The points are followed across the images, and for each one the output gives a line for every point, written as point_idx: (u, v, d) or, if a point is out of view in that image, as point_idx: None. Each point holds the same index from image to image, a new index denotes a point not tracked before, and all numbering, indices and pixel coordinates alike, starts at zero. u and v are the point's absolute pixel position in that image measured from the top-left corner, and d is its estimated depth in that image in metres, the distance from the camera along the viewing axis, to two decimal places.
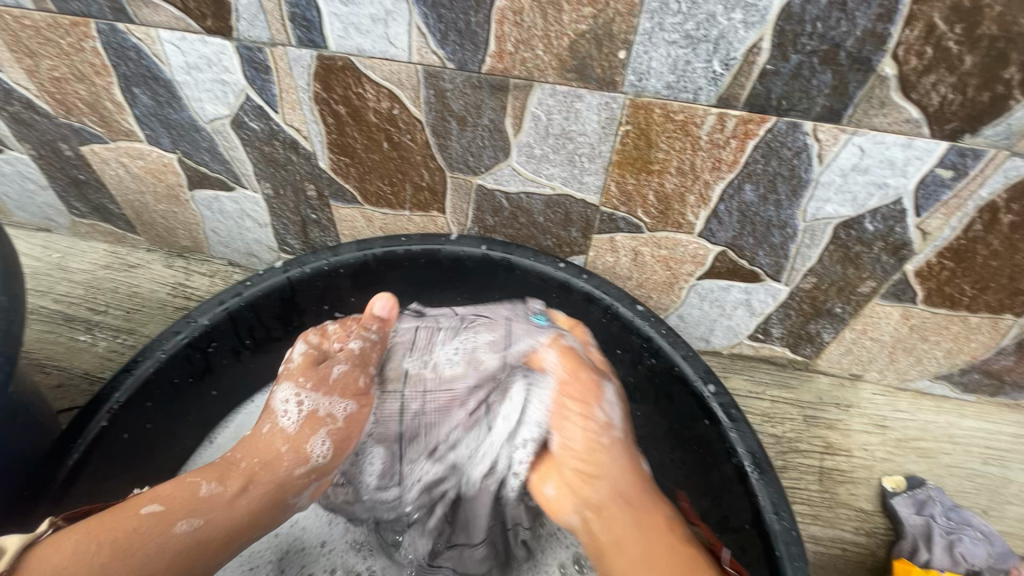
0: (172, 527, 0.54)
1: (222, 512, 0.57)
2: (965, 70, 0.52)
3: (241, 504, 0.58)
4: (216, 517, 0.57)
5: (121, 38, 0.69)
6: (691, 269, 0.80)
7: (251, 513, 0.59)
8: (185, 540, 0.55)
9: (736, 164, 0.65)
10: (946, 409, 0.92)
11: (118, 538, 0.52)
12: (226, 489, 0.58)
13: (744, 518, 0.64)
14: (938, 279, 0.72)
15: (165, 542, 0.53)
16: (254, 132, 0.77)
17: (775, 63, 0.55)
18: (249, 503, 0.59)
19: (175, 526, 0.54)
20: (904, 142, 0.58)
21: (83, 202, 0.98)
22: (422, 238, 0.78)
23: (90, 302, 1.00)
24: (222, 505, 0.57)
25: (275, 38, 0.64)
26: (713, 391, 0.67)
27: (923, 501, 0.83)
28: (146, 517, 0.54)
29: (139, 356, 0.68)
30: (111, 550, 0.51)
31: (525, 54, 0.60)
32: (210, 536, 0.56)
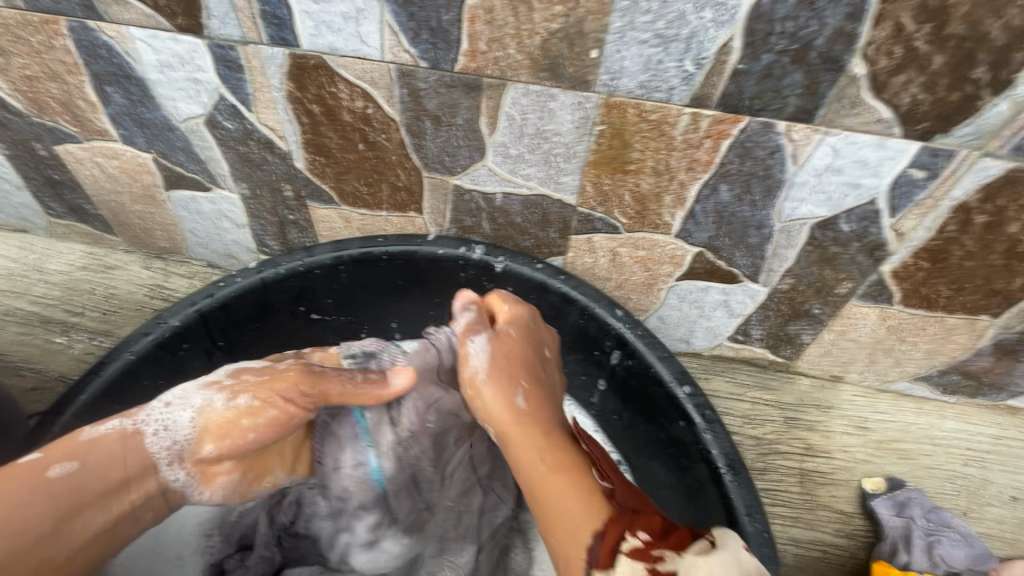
0: (47, 473, 0.53)
1: (104, 458, 0.56)
2: (935, 70, 0.52)
3: (124, 452, 0.57)
4: (99, 463, 0.55)
5: (92, 36, 0.68)
6: (670, 270, 0.80)
7: (128, 470, 0.57)
8: (59, 485, 0.53)
9: (711, 164, 0.65)
10: (927, 411, 0.92)
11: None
12: (118, 437, 0.58)
13: (718, 521, 0.63)
14: (914, 280, 0.72)
15: (38, 489, 0.52)
16: (229, 132, 0.76)
17: (746, 63, 0.55)
18: (133, 456, 0.58)
19: (49, 473, 0.53)
20: (876, 142, 0.58)
21: (59, 203, 0.97)
22: (399, 239, 0.77)
23: (66, 303, 0.99)
24: (106, 455, 0.56)
25: (246, 36, 0.63)
26: (688, 392, 0.67)
27: (903, 503, 0.83)
28: (22, 466, 0.53)
29: (106, 358, 0.67)
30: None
31: (497, 53, 0.59)
32: (90, 485, 0.54)
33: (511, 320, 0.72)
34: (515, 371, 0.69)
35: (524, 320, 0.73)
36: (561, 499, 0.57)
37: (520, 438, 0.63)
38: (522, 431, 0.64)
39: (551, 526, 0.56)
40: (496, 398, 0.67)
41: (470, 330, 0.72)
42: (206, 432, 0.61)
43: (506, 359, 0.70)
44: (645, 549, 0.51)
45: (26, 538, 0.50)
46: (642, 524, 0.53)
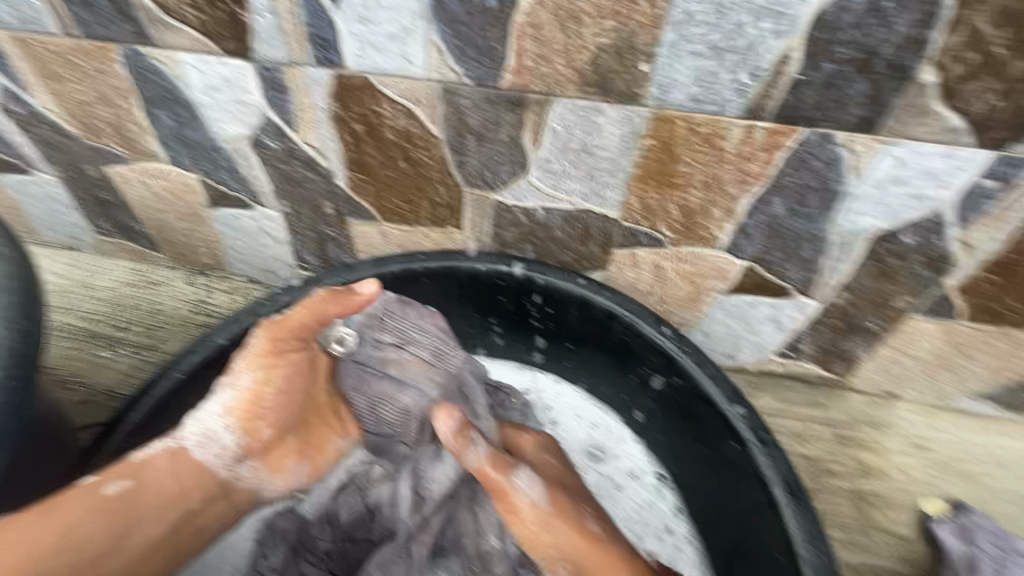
0: (104, 492, 0.59)
1: (153, 476, 0.62)
2: (1012, 77, 0.49)
3: (172, 468, 0.64)
4: (147, 483, 0.62)
5: (144, 61, 0.69)
6: (716, 285, 0.78)
7: (171, 481, 0.63)
8: (113, 502, 0.59)
9: (764, 177, 0.62)
10: (990, 429, 0.87)
11: (54, 504, 0.56)
12: (165, 455, 0.64)
13: (777, 547, 0.61)
14: (982, 294, 0.68)
15: (96, 507, 0.58)
16: (273, 151, 0.77)
17: (806, 73, 0.53)
18: (177, 470, 0.64)
19: (106, 491, 0.59)
20: (945, 152, 0.55)
21: (107, 221, 0.99)
22: (440, 256, 0.77)
23: (113, 319, 1.01)
24: (154, 474, 0.62)
25: (293, 58, 0.64)
26: (742, 413, 0.65)
27: (966, 528, 0.77)
28: (81, 486, 0.58)
29: (157, 377, 0.68)
30: (42, 515, 0.54)
31: (544, 68, 0.58)
32: (136, 503, 0.60)
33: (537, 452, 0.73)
34: (563, 494, 0.66)
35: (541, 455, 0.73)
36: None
37: (602, 565, 0.62)
38: (594, 556, 0.62)
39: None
40: (564, 534, 0.63)
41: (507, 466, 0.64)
42: (235, 421, 0.67)
43: (554, 487, 0.66)
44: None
45: (88, 555, 0.56)
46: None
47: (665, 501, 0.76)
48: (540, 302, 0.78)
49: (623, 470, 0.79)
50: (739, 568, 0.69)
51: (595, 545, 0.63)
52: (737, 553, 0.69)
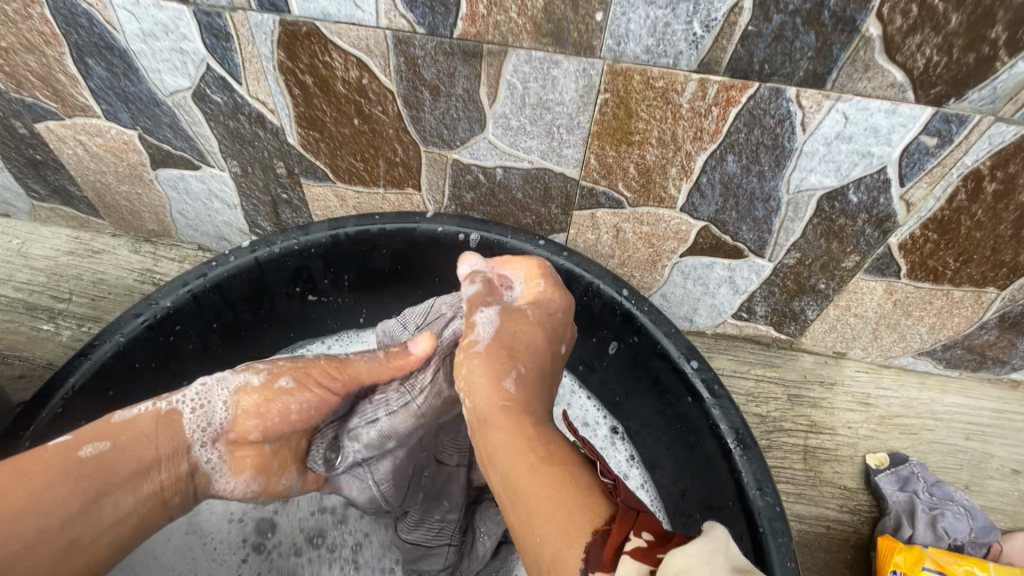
0: (78, 453, 0.52)
1: (137, 439, 0.55)
2: (951, 30, 0.51)
3: (157, 434, 0.56)
4: (127, 445, 0.54)
5: (70, 4, 0.64)
6: (674, 246, 0.79)
7: (170, 446, 0.56)
8: (88, 464, 0.51)
9: (718, 133, 0.63)
10: (929, 386, 0.91)
11: (24, 464, 0.50)
12: (152, 416, 0.57)
13: (727, 495, 0.62)
14: (921, 252, 0.71)
15: (71, 468, 0.51)
16: (218, 106, 0.73)
17: (757, 24, 0.53)
18: (170, 437, 0.56)
19: (81, 452, 0.52)
20: (888, 108, 0.57)
21: (42, 184, 0.93)
22: (396, 217, 0.75)
23: (53, 290, 0.96)
24: (138, 434, 0.55)
25: (234, 2, 0.60)
26: (696, 366, 0.66)
27: (907, 478, 0.82)
28: (55, 446, 0.52)
29: (96, 340, 0.65)
30: (12, 474, 0.49)
31: (498, 16, 0.57)
32: (122, 464, 0.53)
33: (535, 301, 0.65)
34: (511, 353, 0.59)
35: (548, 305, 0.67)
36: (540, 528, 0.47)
37: (509, 430, 0.53)
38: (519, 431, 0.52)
39: (525, 528, 0.48)
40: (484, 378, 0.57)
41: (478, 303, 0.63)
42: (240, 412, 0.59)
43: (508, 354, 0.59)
44: (650, 548, 0.43)
45: (57, 516, 0.49)
46: (646, 524, 0.46)
47: (619, 450, 0.81)
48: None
49: (576, 419, 0.83)
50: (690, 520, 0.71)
51: (528, 439, 0.52)
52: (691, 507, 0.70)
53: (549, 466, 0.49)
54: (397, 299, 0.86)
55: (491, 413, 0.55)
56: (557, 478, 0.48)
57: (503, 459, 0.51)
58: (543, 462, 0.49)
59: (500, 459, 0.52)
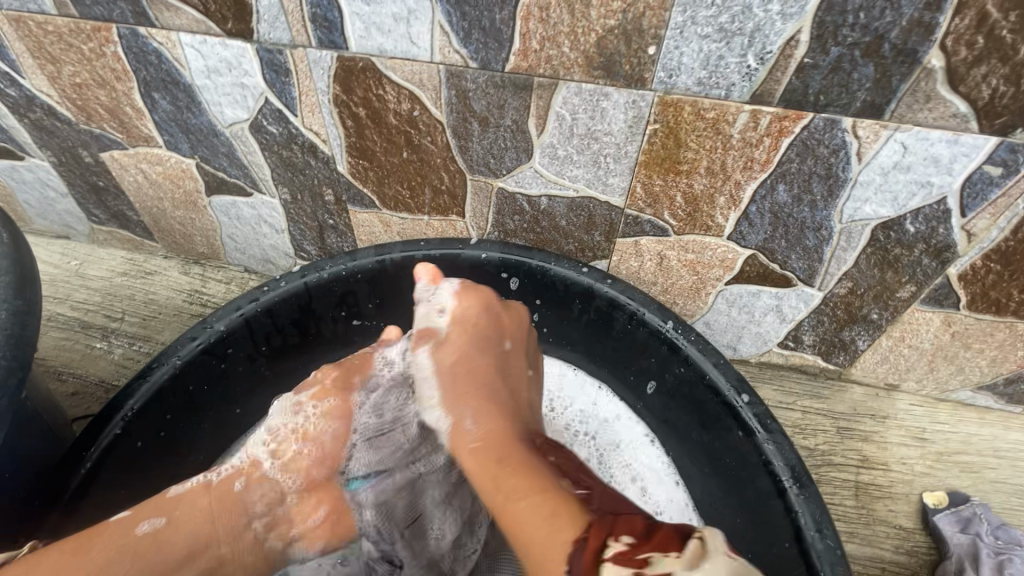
0: (136, 529, 0.54)
1: (190, 514, 0.57)
2: (1018, 61, 0.49)
3: (208, 505, 0.58)
4: (182, 520, 0.56)
5: (143, 43, 0.68)
6: (719, 274, 0.78)
7: (212, 520, 0.57)
8: (147, 542, 0.53)
9: (769, 163, 0.62)
10: (989, 421, 0.87)
11: (81, 543, 0.52)
12: (201, 490, 0.59)
13: (783, 536, 0.60)
14: (983, 283, 0.68)
15: (129, 547, 0.52)
16: (273, 137, 0.76)
17: (813, 56, 0.53)
18: (215, 510, 0.58)
19: (138, 528, 0.54)
20: (950, 138, 0.55)
21: (102, 209, 0.98)
22: (441, 243, 0.76)
23: (107, 309, 1.00)
24: (191, 507, 0.57)
25: (296, 39, 0.63)
26: (747, 401, 0.64)
27: (969, 519, 0.78)
28: (113, 524, 0.54)
29: (154, 362, 0.67)
30: (73, 553, 0.51)
31: (550, 51, 0.58)
32: (177, 539, 0.55)
33: (457, 318, 0.69)
34: (464, 389, 0.63)
35: (517, 316, 0.72)
36: (519, 514, 0.47)
37: (493, 455, 0.55)
38: (454, 371, 0.65)
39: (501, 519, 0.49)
40: (460, 348, 0.66)
41: (426, 333, 0.69)
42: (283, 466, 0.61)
43: (455, 368, 0.65)
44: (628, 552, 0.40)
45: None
46: (626, 527, 0.43)
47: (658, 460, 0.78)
48: (540, 317, 0.82)
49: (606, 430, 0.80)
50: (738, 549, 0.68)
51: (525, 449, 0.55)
52: (741, 543, 0.68)
53: (524, 476, 0.51)
54: None
55: (502, 412, 0.61)
56: (530, 484, 0.50)
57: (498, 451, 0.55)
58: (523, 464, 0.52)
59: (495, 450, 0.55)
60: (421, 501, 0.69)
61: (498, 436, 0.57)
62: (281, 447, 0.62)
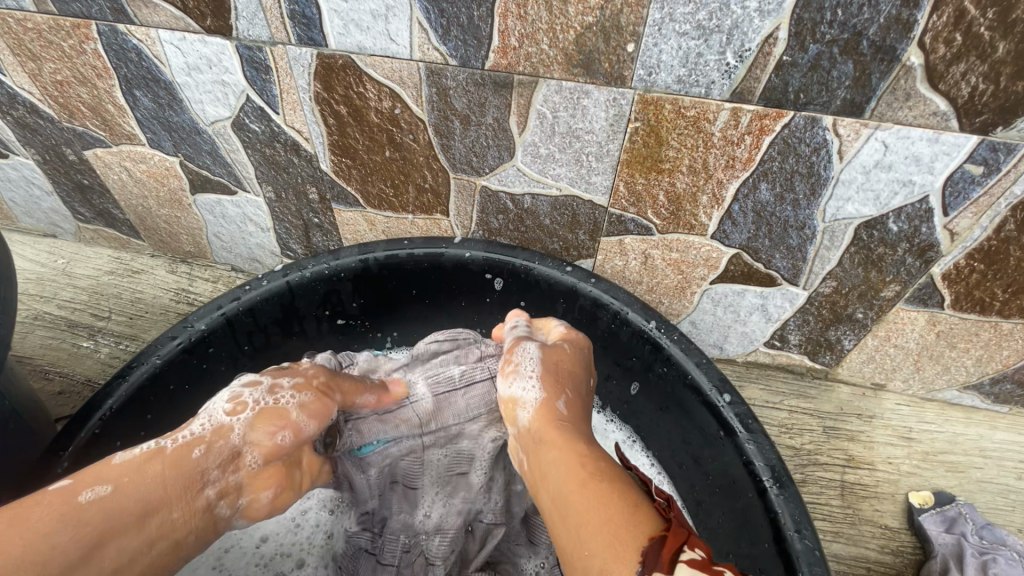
0: (77, 497, 0.44)
1: (140, 480, 0.47)
2: (997, 58, 0.49)
3: (160, 471, 0.48)
4: (133, 486, 0.46)
5: (122, 40, 0.68)
6: (704, 273, 0.77)
7: (167, 485, 0.48)
8: (90, 510, 0.44)
9: (751, 162, 0.62)
10: (976, 421, 0.87)
11: (19, 512, 0.43)
12: (154, 456, 0.49)
13: (762, 536, 0.60)
14: (967, 283, 0.68)
15: (70, 515, 0.43)
16: (256, 134, 0.75)
17: (792, 54, 0.53)
18: (169, 477, 0.48)
19: (80, 496, 0.44)
20: (931, 136, 0.55)
21: (87, 207, 0.97)
22: (425, 242, 0.76)
23: (93, 307, 0.99)
24: (142, 474, 0.47)
25: (275, 37, 0.63)
26: (728, 401, 0.64)
27: (953, 519, 0.78)
28: (53, 490, 0.45)
29: (133, 362, 0.66)
30: (9, 521, 0.42)
31: (529, 48, 0.58)
32: (125, 506, 0.45)
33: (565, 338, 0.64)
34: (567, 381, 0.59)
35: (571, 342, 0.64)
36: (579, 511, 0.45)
37: (558, 445, 0.51)
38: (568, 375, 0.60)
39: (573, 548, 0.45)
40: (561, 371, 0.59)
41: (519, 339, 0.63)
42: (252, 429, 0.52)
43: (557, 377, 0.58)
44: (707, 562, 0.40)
45: (54, 566, 0.41)
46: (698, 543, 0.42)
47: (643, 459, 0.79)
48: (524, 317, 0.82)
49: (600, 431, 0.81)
50: (718, 546, 0.68)
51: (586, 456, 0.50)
52: (722, 543, 0.68)
53: (602, 484, 0.47)
54: (423, 323, 0.87)
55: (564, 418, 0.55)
56: (611, 493, 0.46)
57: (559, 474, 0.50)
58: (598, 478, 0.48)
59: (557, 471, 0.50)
60: (417, 479, 0.68)
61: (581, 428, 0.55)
62: (243, 410, 0.53)
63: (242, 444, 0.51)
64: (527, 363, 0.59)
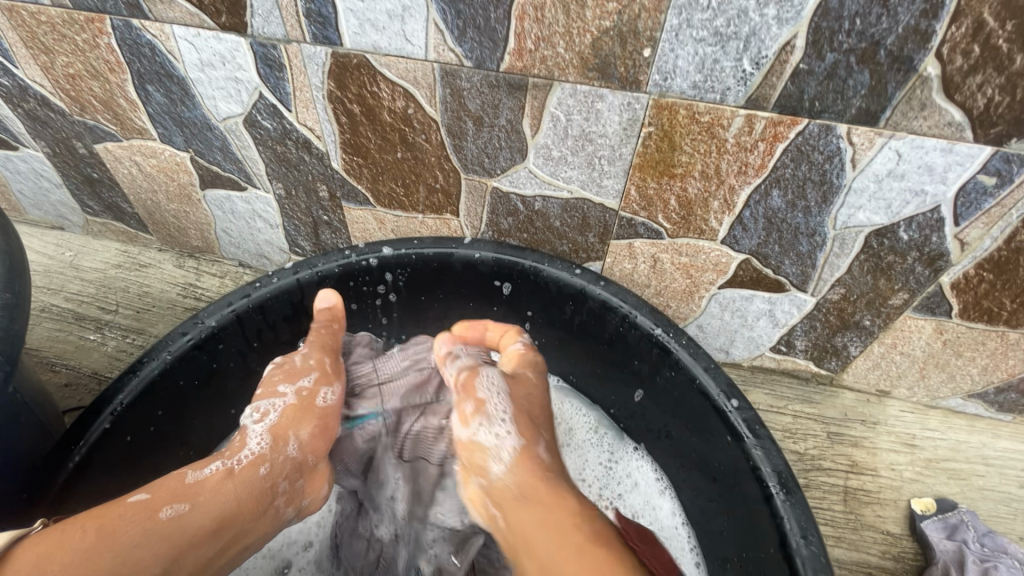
0: (159, 514, 0.50)
1: (214, 497, 0.54)
2: (1015, 70, 0.49)
3: (234, 489, 0.55)
4: (207, 501, 0.53)
5: (136, 35, 0.68)
6: (712, 278, 0.77)
7: (240, 500, 0.55)
8: (172, 526, 0.50)
9: (764, 168, 0.62)
10: (979, 429, 0.87)
11: (103, 526, 0.48)
12: (222, 473, 0.56)
13: (769, 542, 0.60)
14: (976, 292, 0.68)
15: (153, 530, 0.49)
16: (267, 131, 0.75)
17: (809, 62, 0.53)
18: (242, 492, 0.55)
19: (161, 513, 0.50)
20: (945, 146, 0.55)
21: (96, 200, 0.97)
22: (435, 242, 0.76)
23: (100, 301, 0.99)
24: (214, 492, 0.54)
25: (290, 35, 0.63)
26: (736, 406, 0.64)
27: (955, 526, 0.79)
28: (132, 505, 0.50)
29: (144, 357, 0.66)
30: (97, 536, 0.47)
31: (545, 51, 0.58)
32: (203, 523, 0.52)
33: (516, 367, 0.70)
34: (538, 422, 0.65)
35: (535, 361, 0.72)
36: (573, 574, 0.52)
37: (545, 504, 0.58)
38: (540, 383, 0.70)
39: None
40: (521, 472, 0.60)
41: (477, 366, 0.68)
42: (297, 429, 0.62)
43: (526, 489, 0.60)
44: None
45: None
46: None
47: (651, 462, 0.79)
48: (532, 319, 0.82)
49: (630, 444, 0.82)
50: (727, 555, 0.68)
51: (567, 523, 0.56)
52: (729, 550, 0.68)
53: (593, 550, 0.53)
54: (430, 323, 0.87)
55: (536, 496, 0.59)
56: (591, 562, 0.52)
57: (540, 540, 0.56)
58: (584, 543, 0.54)
59: (538, 537, 0.56)
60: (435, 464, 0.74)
61: (562, 479, 0.61)
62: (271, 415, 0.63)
63: (300, 456, 0.61)
64: (491, 396, 0.65)
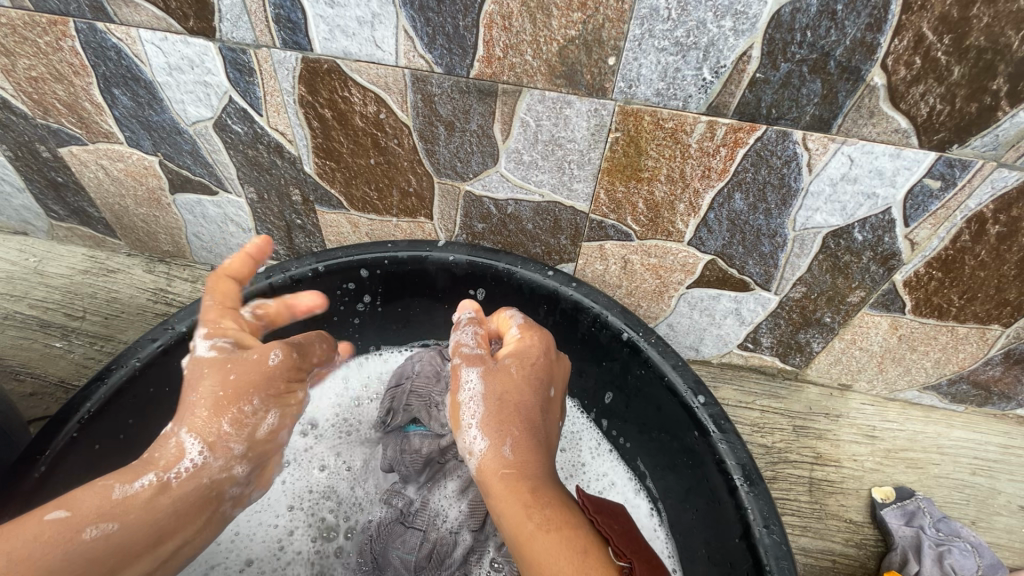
0: (83, 533, 0.46)
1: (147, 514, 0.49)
2: (953, 81, 0.52)
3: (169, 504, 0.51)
4: (140, 520, 0.49)
5: (100, 38, 0.67)
6: (680, 278, 0.80)
7: (181, 513, 0.52)
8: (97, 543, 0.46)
9: (726, 172, 0.64)
10: (934, 419, 0.92)
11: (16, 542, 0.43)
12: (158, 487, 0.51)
13: (733, 532, 0.62)
14: (926, 289, 0.72)
15: (74, 550, 0.44)
16: (238, 135, 0.75)
17: (765, 71, 0.55)
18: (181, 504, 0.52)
19: (84, 533, 0.46)
20: (893, 152, 0.58)
21: (61, 205, 0.95)
22: (409, 245, 0.76)
23: (67, 307, 0.97)
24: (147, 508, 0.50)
25: (259, 40, 0.63)
26: (702, 402, 0.66)
27: (913, 513, 0.82)
28: (52, 521, 0.45)
29: (112, 365, 0.66)
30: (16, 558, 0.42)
31: (513, 59, 0.59)
32: (133, 540, 0.48)
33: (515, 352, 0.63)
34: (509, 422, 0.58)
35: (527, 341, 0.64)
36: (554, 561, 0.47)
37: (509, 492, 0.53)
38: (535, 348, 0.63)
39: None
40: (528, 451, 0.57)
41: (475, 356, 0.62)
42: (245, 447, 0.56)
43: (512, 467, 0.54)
44: None
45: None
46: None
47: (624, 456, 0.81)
48: None
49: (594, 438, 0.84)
50: (695, 545, 0.71)
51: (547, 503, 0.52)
52: (698, 541, 0.70)
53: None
54: (407, 324, 0.88)
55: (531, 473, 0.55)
56: (566, 540, 0.49)
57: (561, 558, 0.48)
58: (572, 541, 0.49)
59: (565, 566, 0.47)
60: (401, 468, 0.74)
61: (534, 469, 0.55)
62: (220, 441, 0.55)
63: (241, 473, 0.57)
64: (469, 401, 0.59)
